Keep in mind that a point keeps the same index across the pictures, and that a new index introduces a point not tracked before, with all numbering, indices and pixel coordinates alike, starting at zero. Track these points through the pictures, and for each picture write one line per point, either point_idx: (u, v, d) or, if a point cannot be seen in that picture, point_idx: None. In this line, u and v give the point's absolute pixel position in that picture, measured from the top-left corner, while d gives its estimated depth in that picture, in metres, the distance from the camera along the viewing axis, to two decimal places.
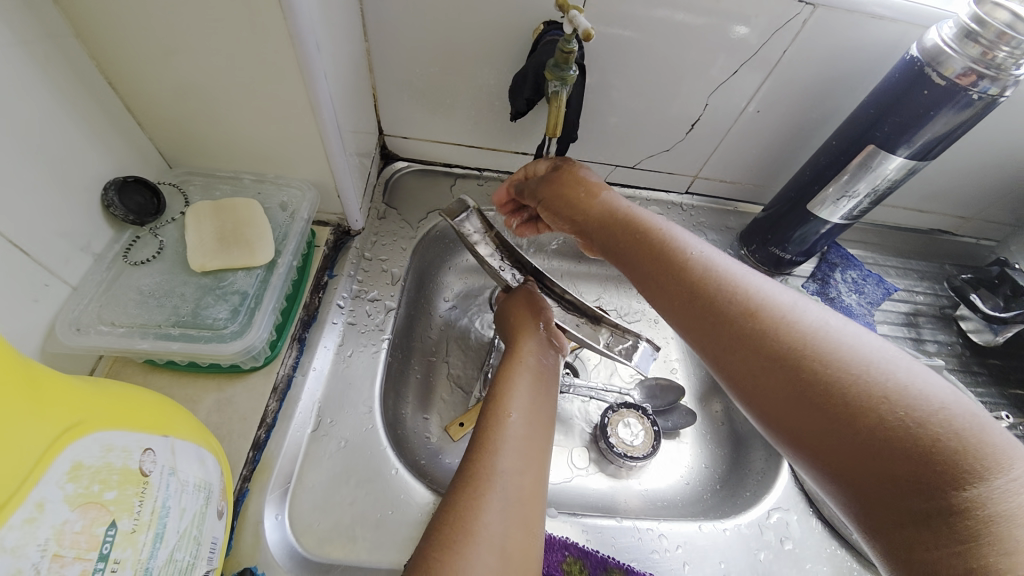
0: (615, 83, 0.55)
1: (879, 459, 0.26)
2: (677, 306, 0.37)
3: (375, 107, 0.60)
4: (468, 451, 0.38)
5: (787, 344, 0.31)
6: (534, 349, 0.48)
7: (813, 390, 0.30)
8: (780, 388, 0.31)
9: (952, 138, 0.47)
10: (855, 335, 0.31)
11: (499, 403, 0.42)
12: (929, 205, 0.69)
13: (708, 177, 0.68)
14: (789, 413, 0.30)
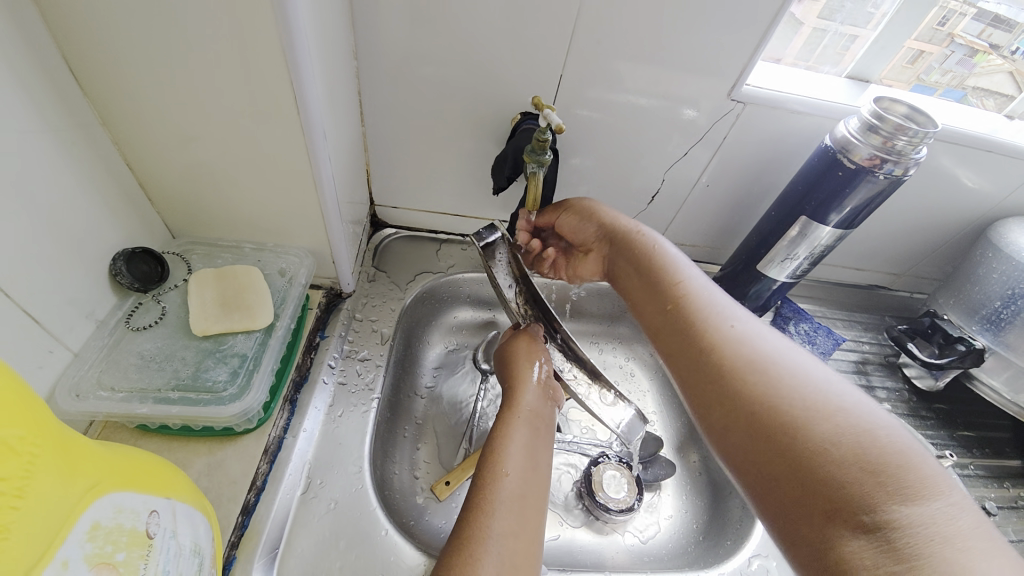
0: (583, 159, 0.63)
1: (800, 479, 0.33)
2: (672, 351, 0.45)
3: (367, 181, 0.65)
4: (465, 514, 0.40)
5: (733, 375, 0.39)
6: (531, 399, 0.51)
7: (748, 410, 0.37)
8: (739, 426, 0.37)
9: (873, 206, 0.55)
10: (804, 368, 0.38)
11: (493, 461, 0.44)
12: (863, 263, 0.78)
13: (671, 241, 0.75)
14: (728, 428, 0.38)
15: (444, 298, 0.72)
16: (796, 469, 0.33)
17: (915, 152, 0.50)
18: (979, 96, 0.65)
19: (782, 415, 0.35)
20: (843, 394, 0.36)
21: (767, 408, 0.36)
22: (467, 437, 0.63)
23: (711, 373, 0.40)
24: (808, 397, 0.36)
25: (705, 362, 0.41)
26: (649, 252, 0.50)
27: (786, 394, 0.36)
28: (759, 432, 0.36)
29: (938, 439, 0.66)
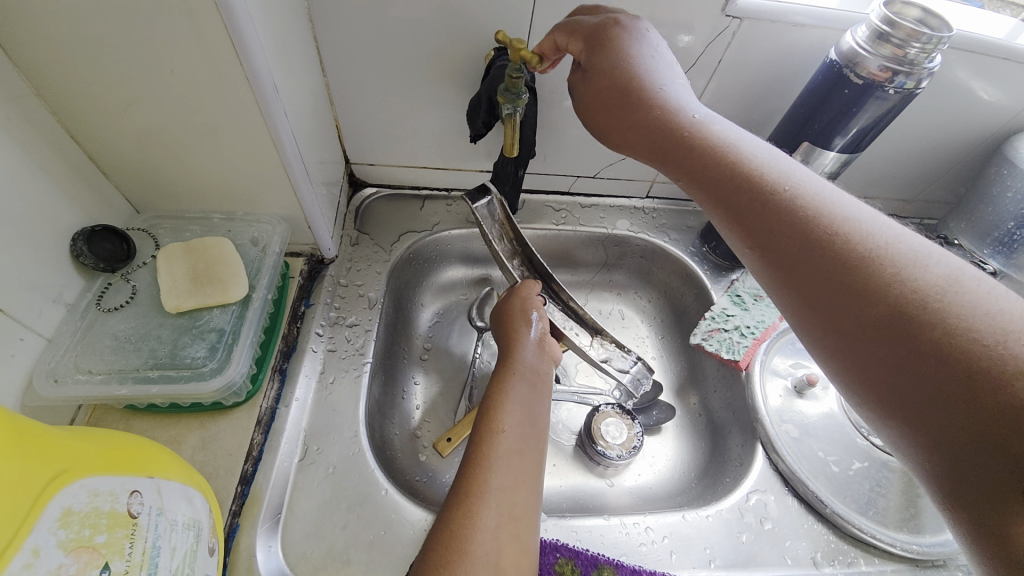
0: (568, 96, 0.58)
1: (914, 352, 0.27)
2: (813, 278, 0.32)
3: (339, 138, 0.61)
4: (464, 469, 0.40)
5: (806, 256, 0.33)
6: (528, 355, 0.51)
7: (821, 280, 0.32)
8: (870, 347, 0.29)
9: (882, 126, 0.51)
10: (921, 271, 0.29)
11: (490, 419, 0.43)
12: (870, 190, 0.74)
13: (665, 181, 0.72)
14: (851, 338, 0.30)
15: (432, 257, 0.70)
16: (926, 349, 0.27)
17: (928, 61, 0.45)
18: (996, 6, 0.58)
19: (890, 322, 0.29)
20: (939, 248, 0.30)
21: (892, 300, 0.29)
22: (467, 394, 0.64)
23: (871, 306, 0.29)
24: (927, 264, 0.30)
25: (809, 242, 0.33)
26: (729, 151, 0.38)
27: (906, 300, 0.28)
28: (876, 318, 0.29)
29: None
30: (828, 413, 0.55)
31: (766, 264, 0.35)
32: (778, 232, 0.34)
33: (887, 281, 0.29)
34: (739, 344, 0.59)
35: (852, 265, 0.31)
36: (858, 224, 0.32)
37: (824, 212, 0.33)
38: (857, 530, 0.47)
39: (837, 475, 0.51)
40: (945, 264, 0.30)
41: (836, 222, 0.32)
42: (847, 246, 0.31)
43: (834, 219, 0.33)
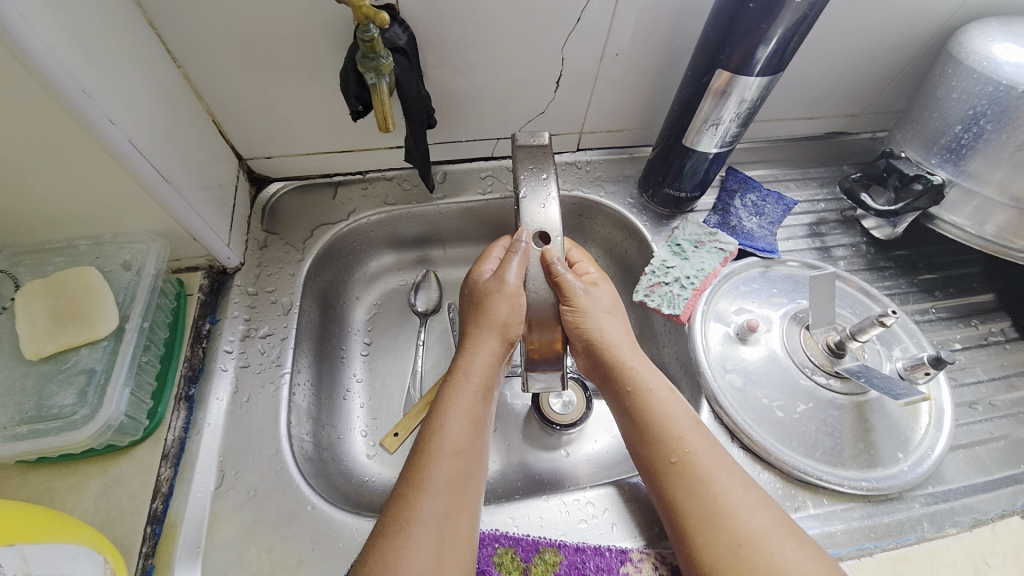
0: (460, 52, 0.52)
1: (716, 547, 0.38)
2: (666, 478, 0.42)
3: (222, 134, 0.56)
4: (401, 496, 0.38)
5: (667, 461, 0.42)
6: (490, 356, 0.45)
7: (669, 483, 0.41)
8: (690, 527, 0.39)
9: (799, 39, 0.45)
10: (746, 531, 0.38)
11: (434, 438, 0.40)
12: (815, 110, 0.69)
13: (594, 131, 0.66)
14: (676, 513, 0.40)
15: (356, 247, 0.66)
16: (723, 555, 0.37)
17: None
18: None
19: (711, 527, 0.38)
20: (787, 532, 0.38)
21: (718, 517, 0.39)
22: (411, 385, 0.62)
23: (696, 539, 0.39)
24: (793, 555, 0.37)
25: (673, 455, 0.42)
26: (629, 366, 0.46)
27: (720, 535, 0.38)
28: (694, 520, 0.39)
29: (899, 289, 0.60)
30: (770, 356, 0.52)
31: (635, 439, 0.45)
32: (674, 471, 0.41)
33: (713, 513, 0.39)
34: (679, 297, 0.55)
35: (716, 516, 0.39)
36: (697, 457, 0.42)
37: (685, 438, 0.42)
38: (803, 474, 0.45)
39: (782, 421, 0.48)
40: (786, 549, 0.37)
41: (690, 442, 0.42)
42: (703, 479, 0.40)
43: (691, 445, 0.42)
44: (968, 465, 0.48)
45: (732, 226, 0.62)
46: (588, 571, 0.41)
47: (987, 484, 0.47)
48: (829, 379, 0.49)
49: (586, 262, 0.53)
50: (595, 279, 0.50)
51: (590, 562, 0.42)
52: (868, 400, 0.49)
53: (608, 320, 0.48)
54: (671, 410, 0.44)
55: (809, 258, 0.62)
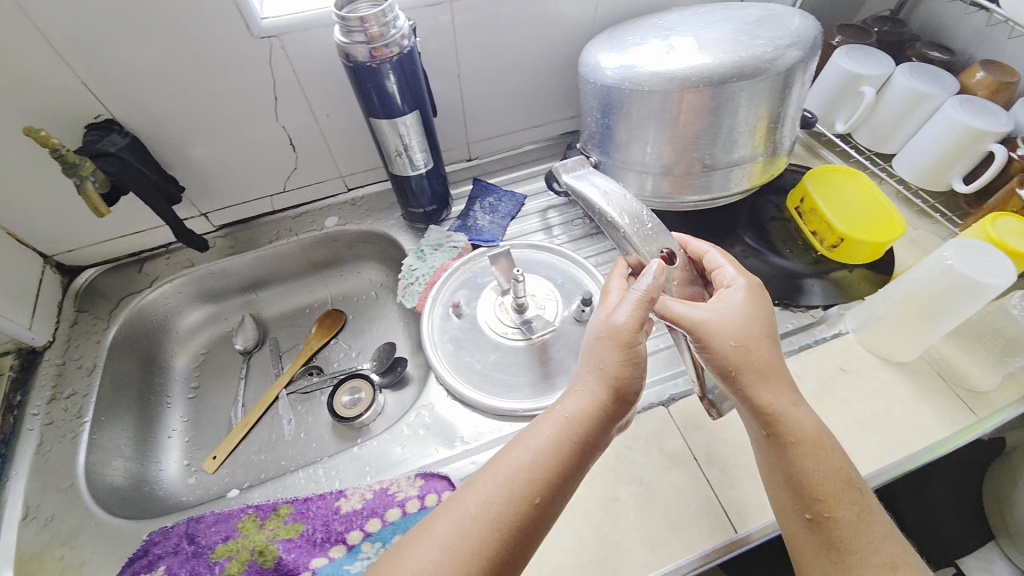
0: (192, 138, 0.66)
1: (822, 536, 0.43)
2: (792, 477, 0.45)
3: (21, 240, 0.67)
4: (398, 563, 0.38)
5: (815, 484, 0.44)
6: (591, 398, 0.43)
7: (793, 478, 0.45)
8: (789, 507, 0.46)
9: (417, 82, 0.59)
10: (867, 509, 0.44)
11: (496, 520, 0.39)
12: (535, 118, 0.85)
13: (354, 173, 0.80)
14: (800, 513, 0.45)
15: (168, 308, 0.77)
16: (834, 535, 0.43)
17: (397, 27, 0.54)
18: None
19: (832, 501, 0.44)
20: (871, 503, 0.45)
21: (826, 506, 0.44)
22: (236, 405, 0.74)
23: (814, 524, 0.44)
24: (890, 525, 0.44)
25: (800, 462, 0.45)
26: (772, 411, 0.47)
27: (842, 514, 0.43)
28: (791, 503, 0.45)
29: (605, 249, 0.75)
30: (474, 323, 0.65)
31: (754, 423, 0.48)
32: (786, 449, 0.46)
33: (813, 490, 0.44)
34: (414, 293, 0.69)
35: (824, 487, 0.44)
36: (805, 438, 0.46)
37: (800, 432, 0.46)
38: (490, 408, 0.58)
39: (479, 372, 0.61)
40: (873, 509, 0.44)
41: (834, 506, 0.44)
42: (811, 474, 0.45)
43: (795, 436, 0.46)
44: None
45: (468, 227, 0.76)
46: (311, 511, 0.50)
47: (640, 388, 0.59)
48: (514, 329, 0.63)
49: (723, 268, 0.55)
50: (727, 277, 0.53)
51: (312, 505, 0.51)
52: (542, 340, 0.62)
53: (737, 351, 0.47)
54: (798, 422, 0.46)
55: (531, 239, 0.77)
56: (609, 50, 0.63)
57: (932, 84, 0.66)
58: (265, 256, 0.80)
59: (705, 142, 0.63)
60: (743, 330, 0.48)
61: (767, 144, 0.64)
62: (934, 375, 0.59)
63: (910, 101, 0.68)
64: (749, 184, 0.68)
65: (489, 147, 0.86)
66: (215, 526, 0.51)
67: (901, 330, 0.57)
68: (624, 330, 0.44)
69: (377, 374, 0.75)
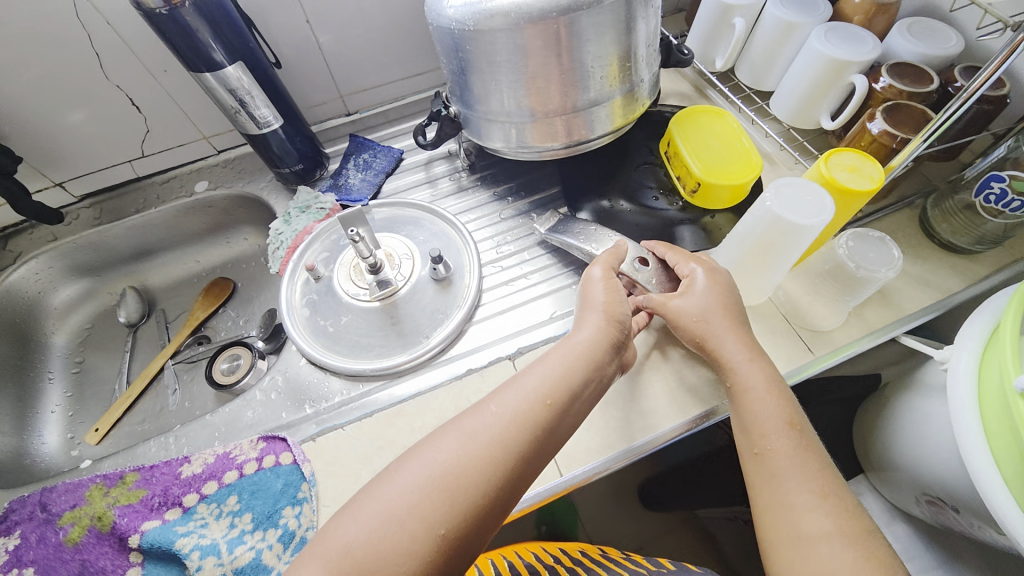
0: (12, 102, 0.62)
1: (770, 488, 0.43)
2: (747, 430, 0.46)
3: None
4: (402, 471, 0.40)
5: (764, 436, 0.44)
6: (597, 331, 0.47)
7: (745, 429, 0.46)
8: (747, 460, 0.45)
9: (233, 28, 0.57)
10: (819, 463, 0.43)
11: (479, 447, 0.40)
12: (412, 67, 0.80)
13: (218, 134, 0.76)
14: (755, 463, 0.44)
15: (40, 285, 0.76)
16: (783, 485, 0.42)
17: None
18: None
19: (779, 454, 0.43)
20: (826, 460, 0.44)
21: (773, 456, 0.43)
22: (121, 377, 0.74)
23: (766, 474, 0.43)
24: (844, 485, 0.42)
25: (750, 410, 0.46)
26: (727, 362, 0.48)
27: (792, 465, 0.43)
28: (747, 457, 0.45)
29: (481, 202, 0.74)
30: (330, 285, 0.65)
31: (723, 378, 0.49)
32: (743, 402, 0.47)
33: (762, 441, 0.44)
34: (276, 255, 0.69)
35: (773, 439, 0.44)
36: (762, 387, 0.46)
37: (759, 381, 0.47)
38: (344, 370, 0.58)
39: (332, 334, 0.61)
40: (830, 466, 0.43)
41: (773, 444, 0.44)
42: (761, 425, 0.45)
43: (752, 387, 0.47)
44: (487, 330, 0.61)
45: (339, 186, 0.74)
46: (154, 478, 0.51)
47: (493, 342, 0.60)
48: (366, 291, 0.63)
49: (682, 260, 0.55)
50: (684, 262, 0.55)
51: (156, 471, 0.52)
52: (397, 296, 0.63)
53: (694, 322, 0.50)
54: (756, 373, 0.47)
55: (406, 195, 0.75)
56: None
57: (802, 12, 0.63)
58: (134, 226, 0.77)
59: (558, 86, 0.59)
60: (709, 294, 0.51)
61: (623, 81, 0.61)
62: (779, 318, 0.61)
63: (780, 33, 0.65)
64: (613, 125, 0.65)
65: (368, 100, 0.82)
66: (65, 495, 0.52)
67: (750, 277, 0.58)
68: (595, 281, 0.52)
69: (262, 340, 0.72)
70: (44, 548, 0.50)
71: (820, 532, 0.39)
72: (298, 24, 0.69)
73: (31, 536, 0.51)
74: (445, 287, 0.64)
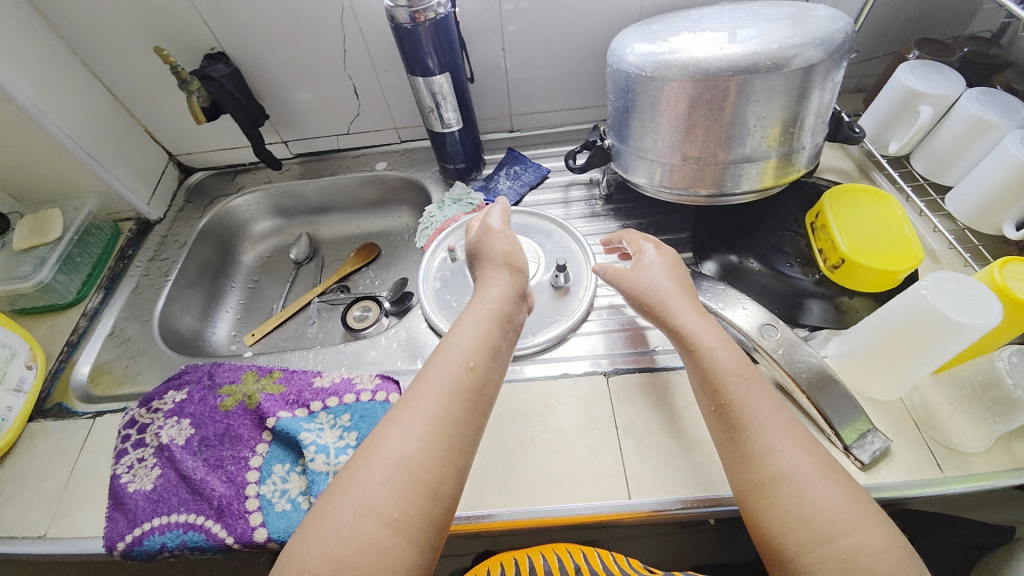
0: (278, 75, 0.81)
1: (756, 472, 0.45)
2: (720, 414, 0.49)
3: (156, 139, 0.88)
4: (365, 467, 0.42)
5: (738, 420, 0.47)
6: (505, 291, 0.57)
7: (721, 416, 0.49)
8: (728, 447, 0.47)
9: (452, 46, 0.69)
10: (795, 447, 0.45)
11: (425, 377, 0.48)
12: (578, 101, 0.89)
13: (406, 127, 0.91)
14: (734, 450, 0.47)
15: (247, 214, 0.96)
16: (763, 471, 0.44)
17: None
18: None
19: (758, 440, 0.46)
20: (806, 449, 0.45)
21: (751, 442, 0.46)
22: (281, 300, 0.91)
23: (747, 459, 0.46)
24: (833, 480, 0.43)
25: (722, 396, 0.49)
26: (692, 346, 0.53)
27: (771, 449, 0.45)
28: (726, 445, 0.48)
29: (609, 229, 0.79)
30: (463, 269, 0.74)
31: (694, 375, 0.52)
32: (717, 392, 0.49)
33: (739, 426, 0.47)
34: (425, 233, 0.81)
35: (747, 425, 0.47)
36: (733, 375, 0.50)
37: (728, 374, 0.50)
38: None
39: (455, 308, 0.69)
40: (808, 454, 0.45)
41: (729, 392, 0.49)
42: (738, 413, 0.48)
43: (725, 379, 0.50)
44: (589, 343, 0.65)
45: (488, 188, 0.84)
46: (294, 381, 0.63)
47: (593, 357, 0.63)
48: None
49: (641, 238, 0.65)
50: (645, 250, 0.63)
51: (297, 376, 0.63)
52: None
53: (651, 297, 0.58)
54: (719, 360, 0.51)
55: (544, 208, 0.83)
56: (627, 39, 0.66)
57: (1003, 112, 0.60)
58: (324, 185, 0.95)
59: (714, 138, 0.62)
60: (683, 300, 0.56)
61: (781, 144, 0.62)
62: (907, 423, 0.56)
63: (971, 130, 0.62)
64: (760, 185, 0.66)
65: (531, 122, 0.93)
66: (228, 372, 0.65)
67: (880, 367, 0.55)
68: (494, 231, 0.64)
69: (390, 301, 0.84)
70: (202, 406, 0.61)
71: (804, 512, 0.42)
72: (496, 51, 0.81)
73: (195, 394, 0.62)
74: (560, 295, 0.70)
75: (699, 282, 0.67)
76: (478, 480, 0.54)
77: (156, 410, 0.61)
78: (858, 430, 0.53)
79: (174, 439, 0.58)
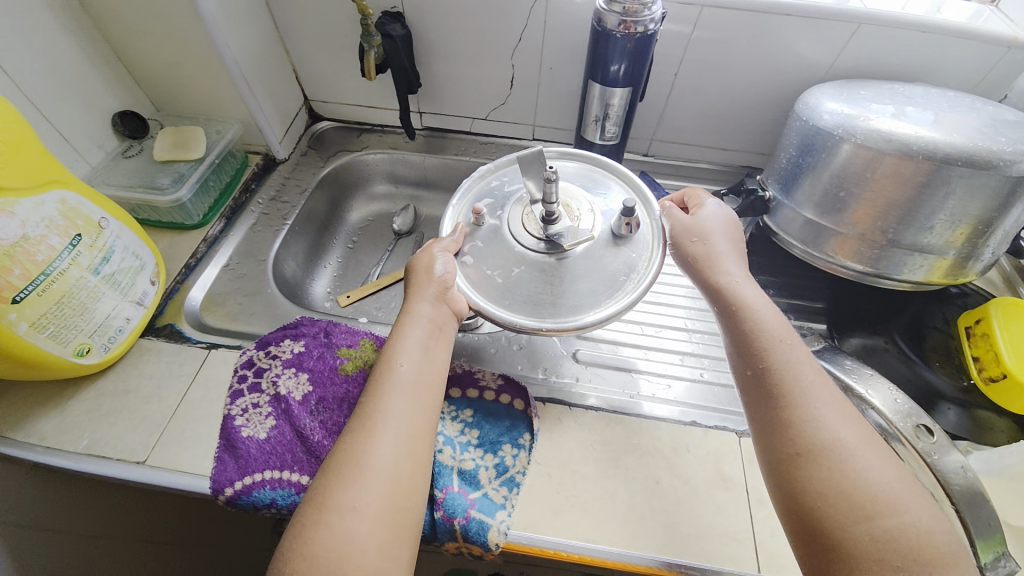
0: (443, 49, 0.80)
1: (796, 443, 0.45)
2: (761, 383, 0.49)
3: (299, 80, 0.87)
4: (363, 451, 0.43)
5: (782, 390, 0.48)
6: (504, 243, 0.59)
7: (761, 383, 0.49)
8: (765, 417, 0.48)
9: (644, 63, 0.67)
10: (844, 426, 0.45)
11: (367, 417, 0.46)
12: (725, 141, 0.88)
13: (546, 126, 0.90)
14: (774, 422, 0.47)
15: (363, 174, 0.94)
16: (804, 442, 0.44)
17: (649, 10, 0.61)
18: None
19: (803, 411, 0.46)
20: (851, 421, 0.46)
21: (792, 409, 0.46)
22: (379, 267, 0.89)
23: (789, 429, 0.46)
24: (880, 464, 0.43)
25: (766, 362, 0.50)
26: (741, 309, 0.54)
27: (815, 421, 0.45)
28: (764, 412, 0.48)
29: None
30: None
31: (736, 345, 0.53)
32: (760, 356, 0.50)
33: (780, 394, 0.47)
34: None
35: (789, 391, 0.47)
36: (781, 345, 0.50)
37: (776, 344, 0.50)
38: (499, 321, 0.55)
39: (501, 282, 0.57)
40: (858, 437, 0.45)
41: (772, 357, 0.50)
42: (783, 384, 0.48)
43: (772, 346, 0.50)
44: (718, 395, 0.63)
45: None
46: None
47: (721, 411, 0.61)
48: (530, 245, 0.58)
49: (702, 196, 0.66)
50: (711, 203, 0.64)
51: None
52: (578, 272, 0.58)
53: (703, 265, 0.59)
54: (766, 327, 0.52)
55: None
56: (827, 97, 0.64)
57: None
58: (447, 164, 0.93)
59: (895, 220, 0.60)
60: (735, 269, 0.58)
61: (965, 244, 0.60)
62: None
63: None
64: (924, 277, 0.64)
65: (669, 150, 0.92)
66: (346, 334, 0.63)
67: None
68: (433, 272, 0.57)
69: None
70: (321, 364, 0.59)
71: (852, 490, 0.41)
72: (666, 76, 0.80)
73: (313, 349, 0.60)
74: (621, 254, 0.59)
75: (842, 361, 0.64)
76: (600, 511, 0.51)
77: (274, 357, 0.59)
78: (993, 550, 0.50)
79: (292, 392, 0.56)
